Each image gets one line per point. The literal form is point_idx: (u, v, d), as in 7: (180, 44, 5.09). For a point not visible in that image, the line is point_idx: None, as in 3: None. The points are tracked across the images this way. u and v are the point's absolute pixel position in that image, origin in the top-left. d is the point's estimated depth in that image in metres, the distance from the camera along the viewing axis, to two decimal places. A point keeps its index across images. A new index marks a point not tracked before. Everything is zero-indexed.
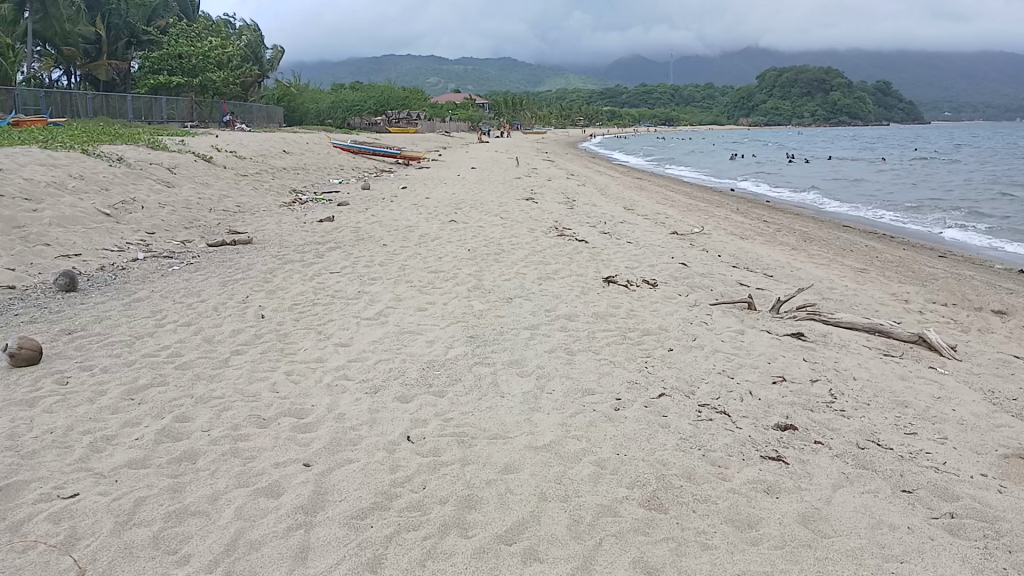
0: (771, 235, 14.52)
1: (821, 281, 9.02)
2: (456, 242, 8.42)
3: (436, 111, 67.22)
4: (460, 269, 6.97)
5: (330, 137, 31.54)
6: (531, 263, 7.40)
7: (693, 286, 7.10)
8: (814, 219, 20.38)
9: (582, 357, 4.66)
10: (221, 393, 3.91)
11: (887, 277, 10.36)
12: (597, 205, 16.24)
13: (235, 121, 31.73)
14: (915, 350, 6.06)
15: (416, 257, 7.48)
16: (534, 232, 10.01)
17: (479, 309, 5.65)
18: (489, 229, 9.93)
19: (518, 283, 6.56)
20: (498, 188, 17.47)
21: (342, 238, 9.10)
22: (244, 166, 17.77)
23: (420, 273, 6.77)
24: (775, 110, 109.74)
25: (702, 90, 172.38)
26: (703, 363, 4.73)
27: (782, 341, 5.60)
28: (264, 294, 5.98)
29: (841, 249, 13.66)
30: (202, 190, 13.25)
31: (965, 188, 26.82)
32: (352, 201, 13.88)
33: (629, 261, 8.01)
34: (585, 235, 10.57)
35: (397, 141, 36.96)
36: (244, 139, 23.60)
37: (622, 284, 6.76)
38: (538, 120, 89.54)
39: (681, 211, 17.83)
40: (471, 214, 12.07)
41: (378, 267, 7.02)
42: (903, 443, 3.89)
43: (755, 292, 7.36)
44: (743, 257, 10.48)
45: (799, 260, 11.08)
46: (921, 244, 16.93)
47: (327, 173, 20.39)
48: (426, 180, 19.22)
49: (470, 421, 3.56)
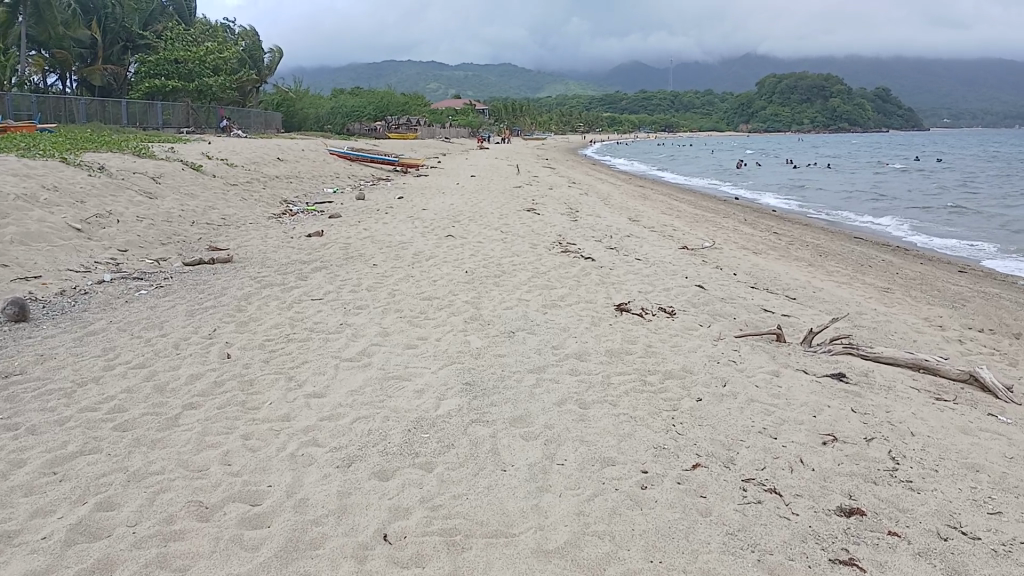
0: (783, 249, 13.85)
1: (847, 305, 8.33)
2: (452, 261, 7.75)
3: (436, 117, 66.70)
4: (456, 295, 6.28)
5: (327, 143, 30.96)
6: (535, 287, 6.73)
7: (715, 315, 6.41)
8: (824, 230, 19.73)
9: (596, 411, 3.97)
10: (161, 468, 3.21)
11: (914, 297, 9.69)
12: (602, 216, 15.62)
13: (231, 127, 31.09)
14: (968, 393, 5.36)
15: (407, 280, 6.81)
16: (537, 250, 9.33)
17: (476, 346, 4.96)
18: (489, 246, 9.25)
19: (520, 312, 5.87)
20: (498, 198, 16.84)
21: (330, 256, 8.43)
22: (234, 174, 17.10)
23: (411, 299, 6.08)
24: (776, 117, 109.33)
25: (702, 97, 172.32)
26: (738, 418, 4.04)
27: (822, 383, 4.90)
28: (233, 328, 5.28)
29: (858, 264, 13.01)
30: (187, 202, 12.56)
31: (975, 196, 26.20)
32: (345, 212, 13.24)
33: (641, 284, 7.33)
34: (591, 252, 9.90)
35: (396, 147, 36.38)
36: (237, 146, 22.93)
37: (636, 313, 6.08)
38: (540, 126, 89.09)
39: (688, 222, 17.16)
40: (469, 227, 11.39)
41: (366, 292, 6.33)
42: (990, 527, 3.20)
43: (782, 321, 6.68)
44: (759, 276, 9.81)
45: (818, 278, 10.40)
46: (937, 257, 16.30)
47: (322, 182, 19.75)
48: (424, 189, 18.55)
49: (465, 509, 2.87)
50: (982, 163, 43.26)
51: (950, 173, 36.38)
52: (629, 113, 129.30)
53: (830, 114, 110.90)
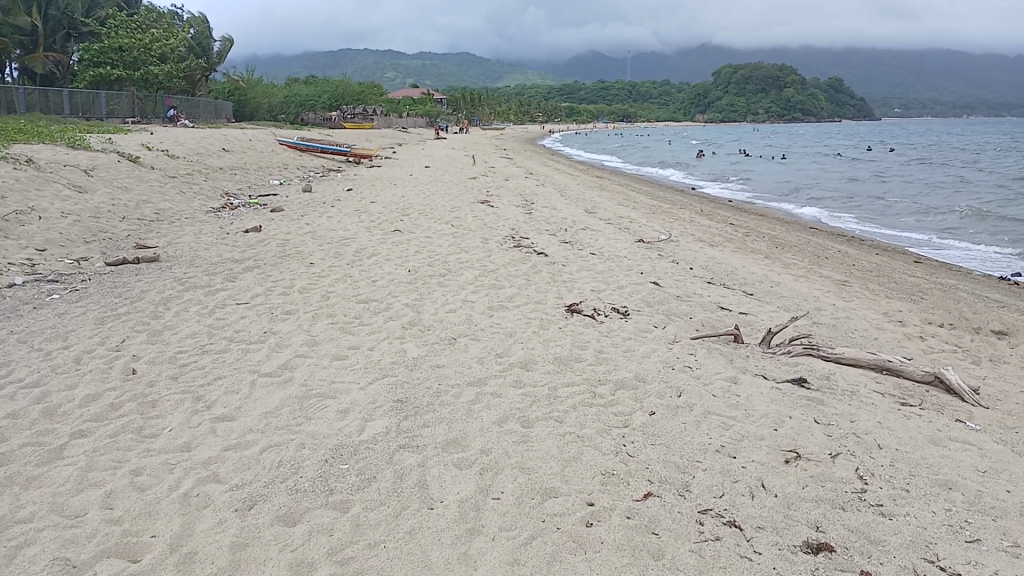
0: (740, 240, 13.64)
1: (806, 300, 8.08)
2: (394, 259, 7.30)
3: (391, 106, 65.72)
4: (394, 297, 5.85)
5: (278, 133, 30.15)
6: (481, 286, 6.32)
7: (671, 314, 6.07)
8: (780, 220, 19.66)
9: (538, 430, 3.58)
10: (29, 515, 2.76)
11: (872, 291, 9.51)
12: (557, 208, 15.27)
13: (179, 116, 30.06)
14: (934, 396, 5.10)
15: (344, 281, 6.34)
16: (487, 246, 8.92)
17: (412, 355, 4.54)
18: (437, 242, 8.82)
19: (463, 316, 5.46)
20: (452, 190, 16.39)
21: (266, 254, 7.93)
22: (175, 167, 16.35)
23: (345, 303, 5.63)
24: (732, 106, 110.26)
25: (659, 87, 173.14)
26: (694, 434, 3.68)
27: (783, 390, 4.58)
28: (145, 340, 4.79)
29: (816, 255, 12.86)
30: (120, 196, 11.87)
31: (926, 185, 26.46)
32: (290, 205, 12.69)
33: (593, 282, 6.97)
34: (544, 247, 9.53)
35: (350, 138, 35.64)
36: (180, 136, 22.05)
37: (587, 315, 5.70)
38: (498, 116, 88.60)
39: (644, 213, 16.88)
40: (419, 221, 10.93)
41: (298, 295, 5.87)
42: (971, 558, 2.89)
43: (740, 320, 6.37)
44: (715, 269, 9.54)
45: (775, 271, 10.17)
46: (892, 247, 16.28)
47: (269, 174, 19.08)
48: (375, 181, 17.98)
49: (381, 563, 2.47)
50: (931, 153, 43.93)
51: (901, 162, 36.84)
52: (587, 102, 129.22)
53: (784, 104, 112.10)
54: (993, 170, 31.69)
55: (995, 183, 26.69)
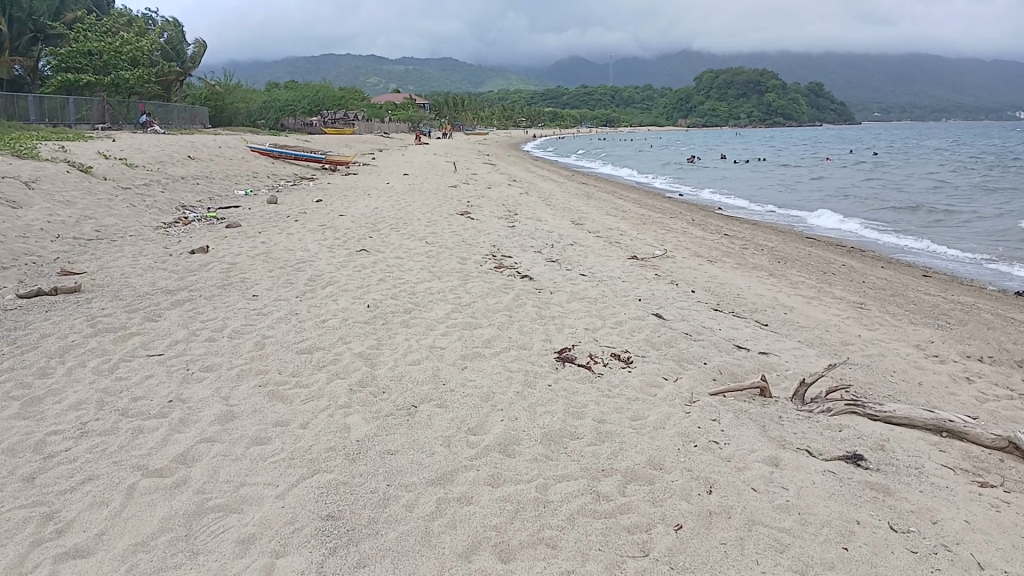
0: (738, 254, 12.69)
1: (828, 331, 7.08)
2: (354, 288, 6.22)
3: (374, 111, 64.59)
4: (348, 342, 4.78)
5: (251, 140, 28.99)
6: (455, 326, 5.27)
7: (684, 361, 5.02)
8: (774, 229, 18.75)
9: (521, 569, 2.54)
10: None
11: (894, 316, 8.55)
12: (543, 220, 14.29)
13: (152, 121, 28.81)
14: (1013, 469, 4.09)
15: (288, 320, 5.26)
16: (464, 269, 7.88)
17: (359, 434, 3.47)
18: (406, 265, 7.76)
19: (429, 369, 4.38)
20: (431, 200, 15.37)
21: (207, 281, 6.83)
22: (131, 176, 15.19)
23: (281, 352, 4.54)
24: (715, 111, 110.15)
25: (642, 93, 172.89)
26: (740, 568, 2.65)
27: (839, 478, 3.55)
28: (9, 419, 3.68)
29: (821, 271, 11.93)
30: (59, 211, 10.71)
31: (919, 189, 25.77)
32: (250, 220, 11.60)
33: (588, 315, 5.93)
34: (529, 268, 8.49)
35: (328, 143, 34.56)
36: (144, 144, 20.86)
37: (583, 366, 4.65)
38: (482, 121, 87.74)
39: (634, 225, 15.87)
40: (389, 238, 9.87)
41: (229, 342, 4.78)
42: None
43: (761, 366, 5.34)
44: (719, 292, 8.54)
45: (784, 293, 9.19)
46: (895, 257, 15.41)
47: (236, 183, 17.96)
48: (348, 190, 16.94)
49: None
50: (917, 157, 43.41)
51: (888, 166, 36.24)
52: (569, 106, 128.35)
53: (766, 109, 111.98)
54: (985, 172, 31.07)
55: (991, 185, 26.04)
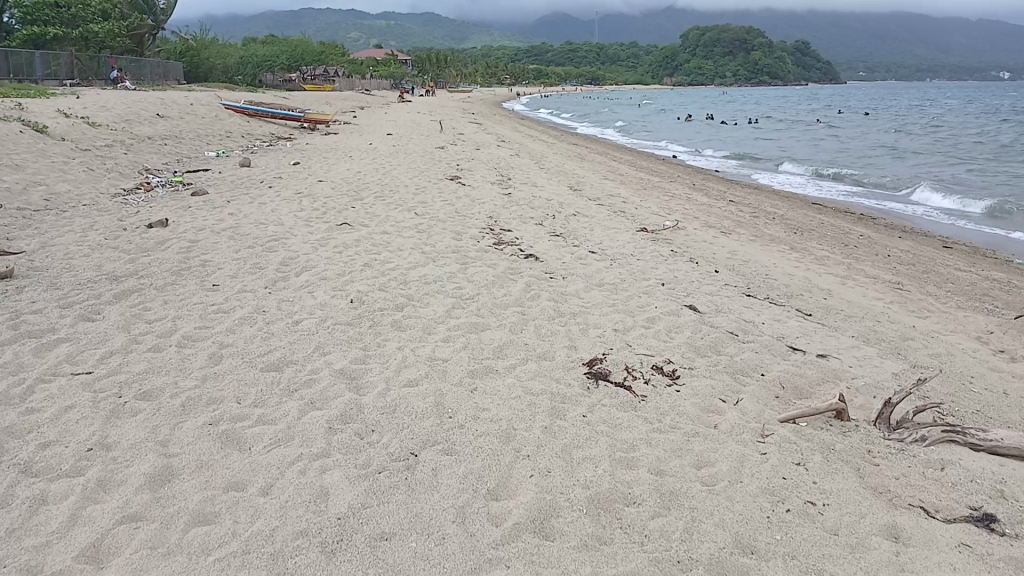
0: (750, 224, 11.77)
1: (877, 322, 6.21)
2: (335, 275, 5.26)
3: (356, 68, 62.70)
4: (331, 353, 3.83)
5: (227, 96, 27.60)
6: (458, 328, 4.32)
7: (741, 374, 4.11)
8: (776, 193, 17.85)
9: None
10: None
11: (937, 299, 7.69)
12: (538, 185, 13.31)
13: (124, 77, 27.32)
14: None
15: (254, 321, 4.30)
16: (461, 248, 6.91)
17: (340, 506, 2.54)
18: (395, 244, 6.78)
19: (430, 394, 3.43)
20: (418, 162, 14.33)
21: (163, 266, 5.81)
22: (92, 136, 13.98)
23: (240, 371, 3.58)
24: (702, 70, 108.58)
25: (629, 51, 170.53)
26: None
27: (980, 557, 2.67)
28: None
29: (839, 243, 11.08)
30: (5, 176, 9.57)
31: (923, 149, 24.88)
32: (220, 186, 10.53)
33: (615, 308, 5.00)
34: (532, 247, 7.55)
35: (308, 100, 33.15)
36: (109, 101, 19.52)
37: (621, 385, 3.73)
38: (466, 79, 85.89)
39: (634, 191, 14.89)
40: (374, 209, 8.85)
41: (179, 355, 3.82)
42: None
43: (825, 379, 4.44)
44: (745, 272, 7.63)
45: (811, 271, 8.31)
46: (907, 225, 14.56)
47: (208, 143, 16.77)
48: (329, 151, 15.82)
49: None
50: (911, 117, 42.48)
51: (884, 126, 35.38)
52: (554, 65, 126.16)
53: (752, 68, 110.40)
54: (986, 132, 30.24)
55: (997, 146, 25.20)
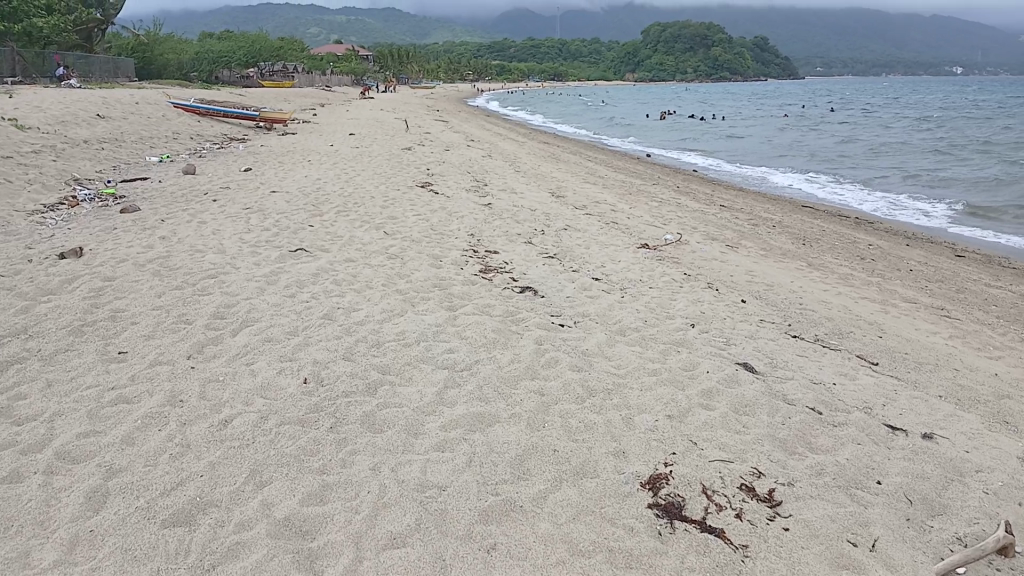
0: (752, 234, 10.72)
1: (954, 370, 5.11)
2: (285, 334, 3.99)
3: (316, 64, 60.92)
4: (274, 486, 2.58)
5: (180, 95, 25.95)
6: (459, 424, 3.08)
7: (853, 491, 2.94)
8: (765, 195, 16.87)
9: None
10: None
11: (992, 329, 6.65)
12: (517, 192, 12.15)
13: (69, 74, 25.53)
14: None
15: (163, 424, 3.02)
16: (445, 283, 5.71)
17: None
18: (364, 278, 5.53)
19: (426, 570, 2.20)
20: (385, 167, 13.10)
21: (59, 319, 4.47)
22: (18, 139, 12.42)
23: (129, 533, 2.32)
24: (663, 66, 108.56)
25: (590, 47, 170.80)
26: None
27: None
28: None
29: (852, 255, 10.07)
30: None
31: (905, 143, 24.18)
32: (160, 200, 9.14)
33: (658, 373, 3.80)
34: (526, 277, 6.37)
35: (266, 97, 31.53)
36: (44, 99, 17.85)
37: (706, 527, 2.53)
38: (430, 75, 84.43)
39: (619, 195, 13.78)
40: (338, 227, 7.61)
41: (38, 495, 2.54)
42: None
43: (951, 481, 3.29)
44: (776, 301, 6.51)
45: (843, 296, 7.23)
46: (909, 227, 13.63)
47: (152, 147, 15.29)
48: (285, 155, 14.45)
49: None
50: (879, 112, 42.20)
51: (855, 120, 34.86)
52: (518, 62, 125.16)
53: (713, 63, 110.90)
54: (962, 125, 29.76)
55: (978, 138, 24.61)
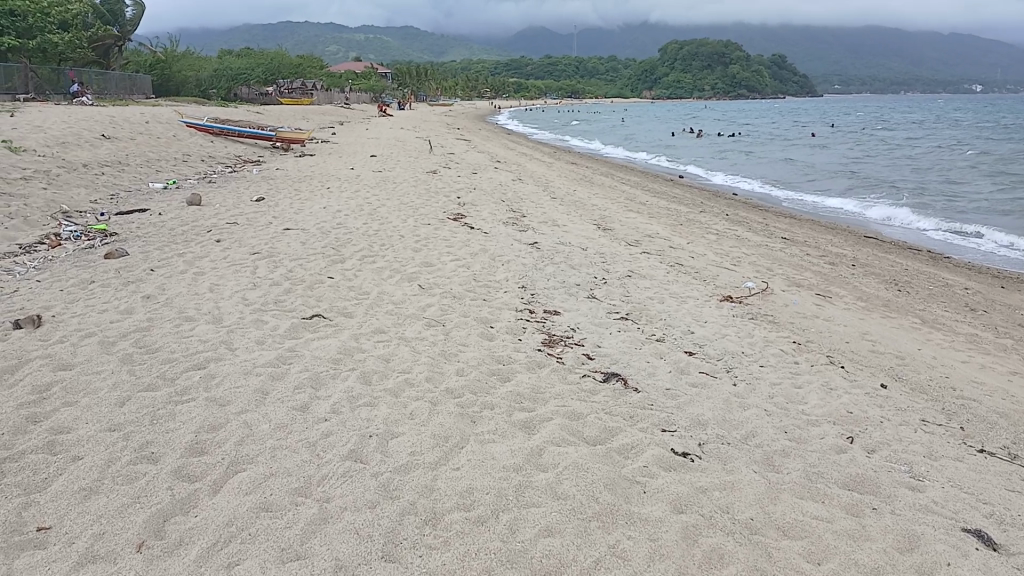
0: (836, 277, 9.31)
1: None
2: (291, 498, 2.61)
3: (336, 82, 59.88)
4: None
5: (195, 113, 24.75)
6: None
7: None
8: (822, 220, 15.45)
9: None
10: None
11: None
12: (559, 224, 10.81)
13: (83, 91, 24.34)
14: None
15: None
16: (508, 370, 4.35)
17: None
18: (401, 367, 4.17)
19: None
20: (411, 195, 11.79)
21: None
22: (9, 164, 11.14)
23: None
24: (682, 83, 107.48)
25: (607, 64, 170.18)
26: None
27: None
28: None
29: (956, 304, 8.62)
30: None
31: (957, 160, 22.68)
32: (156, 239, 7.79)
33: None
34: (602, 354, 4.99)
35: (285, 115, 30.37)
36: (45, 118, 16.67)
37: None
38: (448, 93, 83.56)
39: (670, 227, 12.41)
40: (365, 279, 6.28)
41: None
42: None
43: None
44: (922, 386, 5.10)
45: (988, 371, 5.78)
46: (993, 259, 12.15)
47: (159, 171, 14.07)
48: (302, 180, 13.19)
49: None
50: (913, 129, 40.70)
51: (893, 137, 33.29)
52: (535, 78, 124.53)
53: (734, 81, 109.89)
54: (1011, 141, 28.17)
55: None
